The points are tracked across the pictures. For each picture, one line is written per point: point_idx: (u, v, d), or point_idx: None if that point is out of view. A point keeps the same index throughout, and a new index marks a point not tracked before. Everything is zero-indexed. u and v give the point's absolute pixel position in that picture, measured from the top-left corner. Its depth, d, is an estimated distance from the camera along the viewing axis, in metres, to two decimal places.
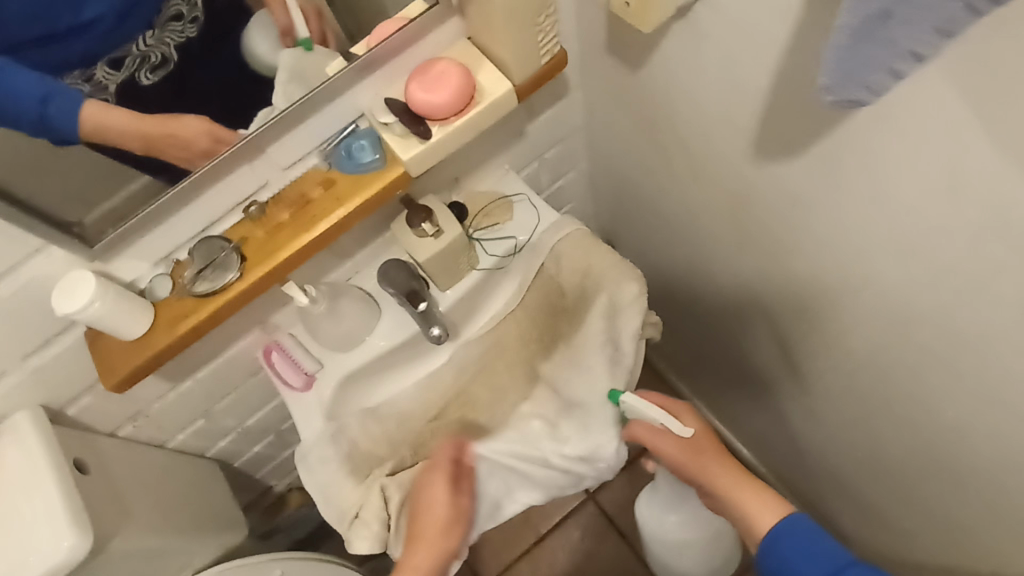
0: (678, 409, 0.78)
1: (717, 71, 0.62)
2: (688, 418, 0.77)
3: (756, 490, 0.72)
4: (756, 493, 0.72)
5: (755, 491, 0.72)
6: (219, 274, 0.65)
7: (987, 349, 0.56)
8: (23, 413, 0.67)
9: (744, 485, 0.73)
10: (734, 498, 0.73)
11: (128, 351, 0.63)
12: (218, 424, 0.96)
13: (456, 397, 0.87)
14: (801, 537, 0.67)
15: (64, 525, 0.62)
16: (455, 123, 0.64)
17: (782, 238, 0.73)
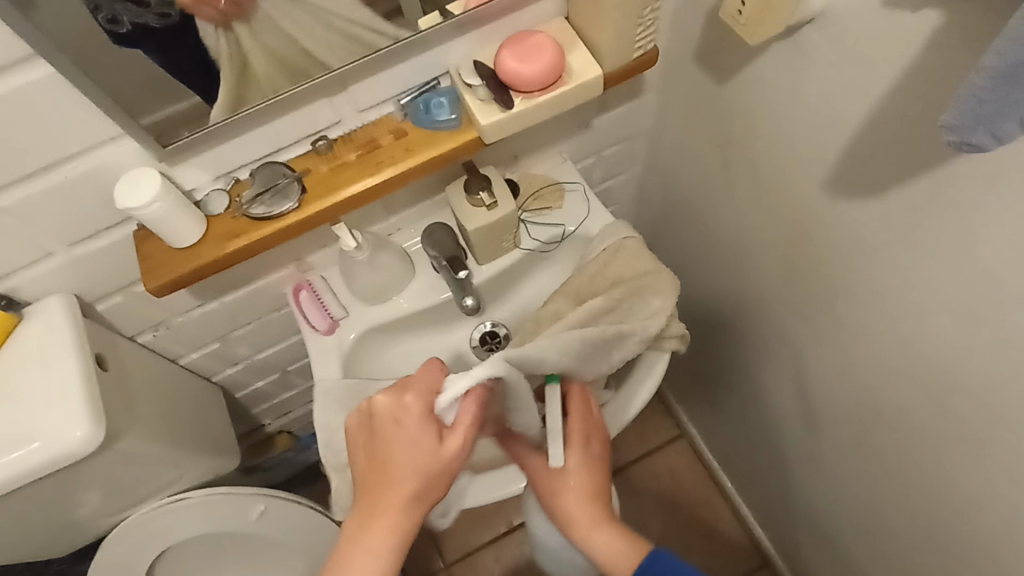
0: (574, 436, 0.71)
1: (810, 98, 0.62)
2: (578, 435, 0.71)
3: (606, 526, 0.70)
4: (613, 534, 0.70)
5: (602, 532, 0.70)
6: (277, 200, 0.64)
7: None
8: (57, 297, 0.67)
9: (586, 526, 0.70)
10: (575, 535, 0.71)
11: (174, 258, 0.63)
12: (232, 351, 0.96)
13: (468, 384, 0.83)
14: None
15: (79, 413, 0.62)
16: (539, 99, 0.64)
17: (832, 276, 0.72)
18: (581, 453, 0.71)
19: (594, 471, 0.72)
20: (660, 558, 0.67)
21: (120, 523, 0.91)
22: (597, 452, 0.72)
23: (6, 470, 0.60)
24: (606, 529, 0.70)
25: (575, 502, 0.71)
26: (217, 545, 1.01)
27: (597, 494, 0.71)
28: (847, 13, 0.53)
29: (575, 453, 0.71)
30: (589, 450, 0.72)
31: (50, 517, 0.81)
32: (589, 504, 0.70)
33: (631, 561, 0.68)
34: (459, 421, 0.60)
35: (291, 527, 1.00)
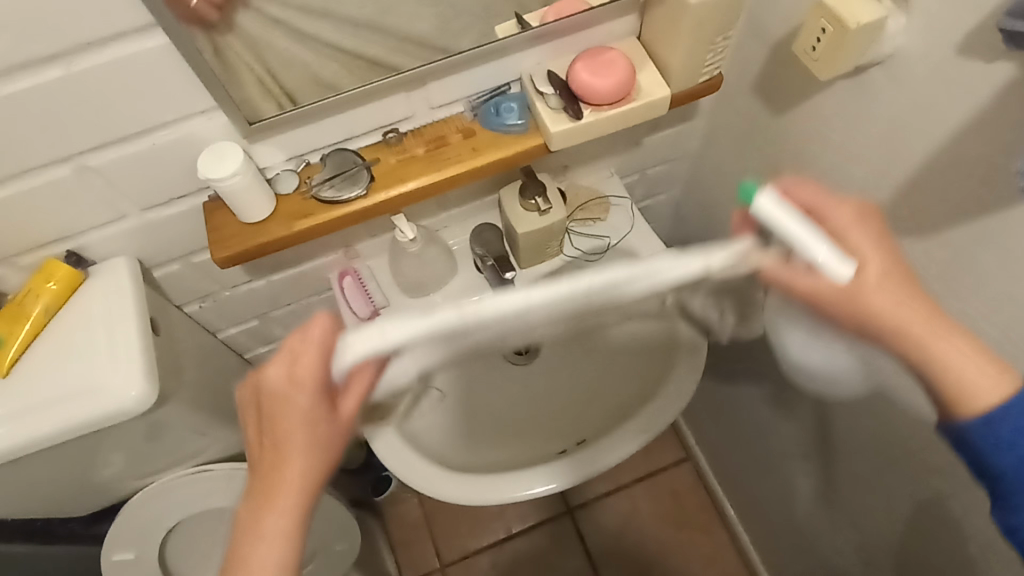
0: (848, 227, 0.52)
1: (869, 135, 0.64)
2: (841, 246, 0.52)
3: (935, 320, 0.49)
4: (961, 343, 0.48)
5: (944, 339, 0.49)
6: (347, 185, 0.67)
7: None
8: (123, 260, 0.70)
9: (927, 333, 0.49)
10: (910, 346, 0.50)
11: (243, 231, 0.66)
12: (268, 330, 0.98)
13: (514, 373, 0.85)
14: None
15: (134, 373, 0.64)
16: (607, 113, 0.66)
17: None
18: (869, 241, 0.51)
19: (902, 277, 0.50)
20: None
21: (144, 488, 0.92)
22: (888, 253, 0.51)
23: (58, 422, 0.62)
24: (950, 329, 0.49)
25: (894, 304, 0.49)
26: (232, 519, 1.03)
27: (917, 301, 0.50)
28: (917, 59, 0.55)
29: (874, 261, 0.51)
30: (891, 263, 0.51)
31: (81, 474, 0.83)
32: (911, 289, 0.50)
33: (993, 391, 0.46)
34: (359, 387, 0.57)
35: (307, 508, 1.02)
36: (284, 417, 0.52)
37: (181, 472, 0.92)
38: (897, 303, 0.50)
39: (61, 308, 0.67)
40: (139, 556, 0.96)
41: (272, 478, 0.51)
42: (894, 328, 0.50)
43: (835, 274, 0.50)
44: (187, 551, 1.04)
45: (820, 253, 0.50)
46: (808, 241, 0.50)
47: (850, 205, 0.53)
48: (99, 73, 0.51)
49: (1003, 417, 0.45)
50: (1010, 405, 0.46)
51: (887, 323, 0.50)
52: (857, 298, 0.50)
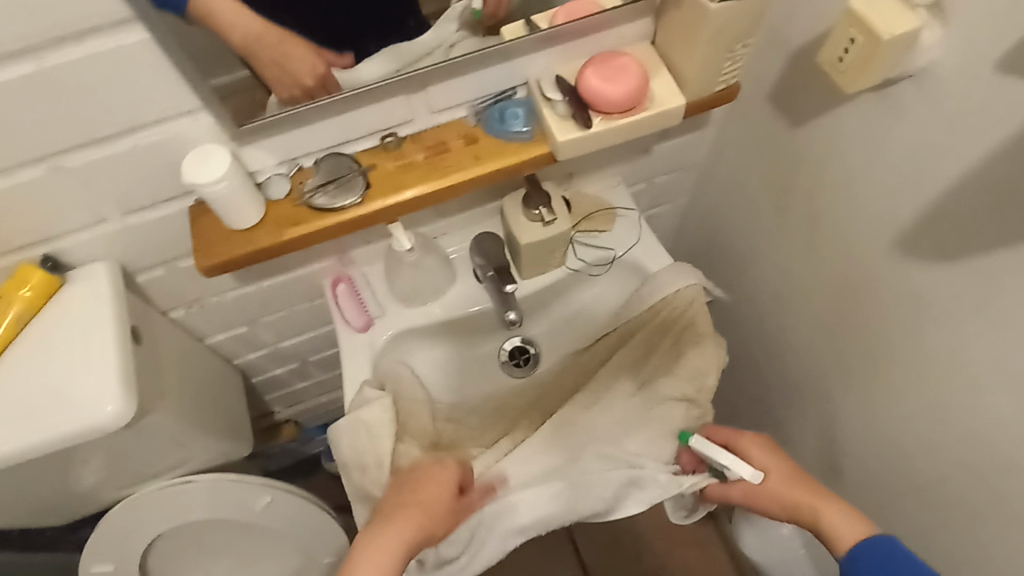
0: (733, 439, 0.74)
1: (895, 153, 0.61)
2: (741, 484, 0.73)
3: (818, 496, 0.68)
4: (840, 511, 0.66)
5: (835, 510, 0.66)
6: (341, 193, 0.63)
7: None
8: (103, 265, 0.66)
9: (819, 502, 0.67)
10: (809, 523, 0.67)
11: (230, 240, 0.62)
12: (257, 336, 0.95)
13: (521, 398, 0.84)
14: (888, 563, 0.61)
15: (113, 386, 0.60)
16: (618, 122, 0.63)
17: (884, 335, 0.71)
18: (771, 461, 0.71)
19: (787, 475, 0.70)
20: (885, 541, 0.62)
21: (125, 498, 0.89)
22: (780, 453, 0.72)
23: (30, 437, 0.58)
24: (832, 503, 0.67)
25: (785, 489, 0.69)
26: (216, 531, 0.99)
27: (805, 486, 0.69)
28: (952, 74, 0.52)
29: (772, 477, 0.70)
30: (781, 463, 0.71)
31: (58, 485, 0.79)
32: (807, 491, 0.68)
33: (854, 533, 0.64)
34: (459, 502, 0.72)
35: (293, 522, 0.98)
36: (433, 487, 0.70)
37: (163, 483, 0.88)
38: (794, 503, 0.68)
39: (35, 315, 0.63)
40: (119, 568, 0.93)
41: (399, 513, 0.66)
42: (788, 505, 0.69)
43: (753, 481, 0.70)
44: (169, 562, 1.00)
45: (746, 471, 0.70)
46: (730, 466, 0.70)
47: (754, 437, 0.73)
48: (74, 69, 0.48)
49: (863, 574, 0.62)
50: (870, 543, 0.63)
51: (773, 507, 0.70)
52: (763, 496, 0.70)
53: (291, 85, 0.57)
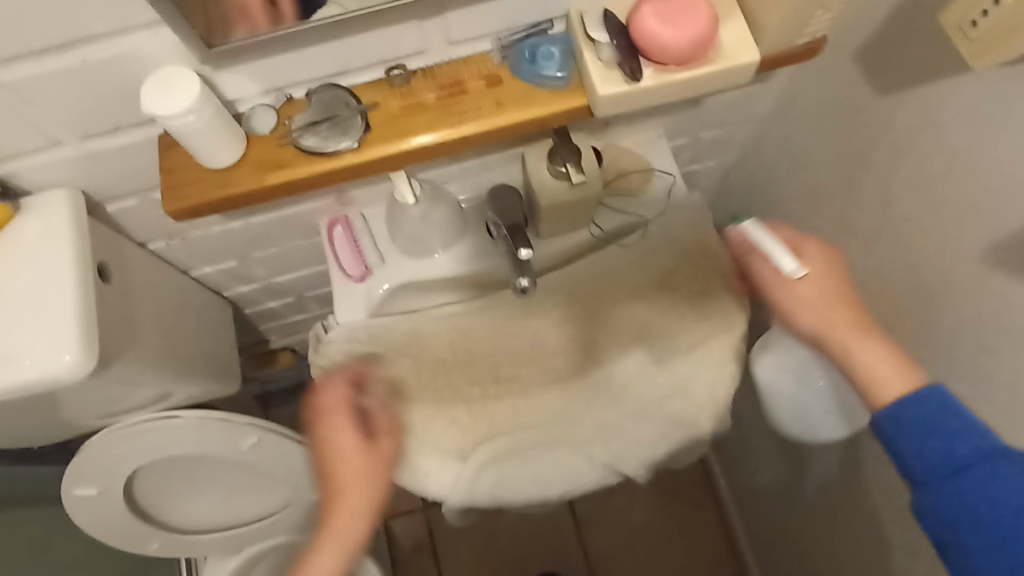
0: (800, 241, 0.62)
1: (1007, 145, 0.50)
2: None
3: (861, 333, 0.57)
4: (881, 355, 0.55)
5: (867, 341, 0.56)
6: (335, 134, 0.53)
7: None
8: (62, 192, 0.58)
9: (850, 334, 0.57)
10: (836, 340, 0.57)
11: (202, 180, 0.53)
12: (249, 270, 0.88)
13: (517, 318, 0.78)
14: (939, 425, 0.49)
15: (71, 336, 0.54)
16: (674, 76, 0.51)
17: (944, 346, 0.62)
18: (818, 285, 0.60)
19: (835, 284, 0.59)
20: (931, 405, 0.50)
21: (106, 428, 0.86)
22: (835, 276, 0.60)
23: None
24: (868, 344, 0.56)
25: (824, 307, 0.59)
26: (202, 461, 0.97)
27: (849, 321, 0.57)
28: None
29: (811, 289, 0.60)
30: (828, 283, 0.60)
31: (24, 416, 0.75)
32: (858, 326, 0.57)
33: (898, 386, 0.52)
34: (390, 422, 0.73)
35: (282, 459, 0.96)
36: (335, 442, 0.70)
37: (147, 417, 0.85)
38: (832, 314, 0.58)
39: None
40: (103, 492, 0.91)
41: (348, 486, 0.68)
42: (824, 322, 0.58)
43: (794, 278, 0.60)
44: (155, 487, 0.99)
45: (787, 263, 0.59)
46: (774, 250, 0.60)
47: (818, 247, 0.61)
48: None
49: (921, 451, 0.49)
50: (917, 396, 0.51)
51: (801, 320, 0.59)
52: (791, 292, 0.60)
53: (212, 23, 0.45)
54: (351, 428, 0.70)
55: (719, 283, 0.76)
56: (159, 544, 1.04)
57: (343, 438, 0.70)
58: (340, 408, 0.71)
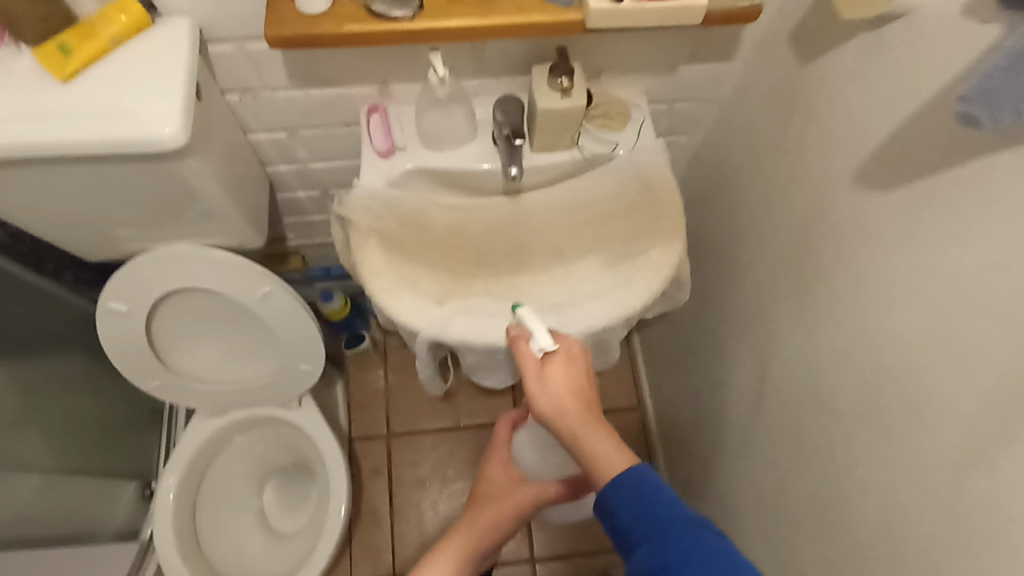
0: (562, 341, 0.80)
1: (871, 90, 0.69)
2: (504, 457, 0.94)
3: (590, 421, 0.72)
4: (604, 439, 0.71)
5: (594, 431, 0.71)
6: (397, 6, 0.73)
7: (925, 408, 0.65)
8: (186, 20, 0.77)
9: (584, 421, 0.72)
10: (569, 440, 0.72)
11: (294, 20, 0.73)
12: (292, 148, 1.06)
13: (501, 223, 1.00)
14: (645, 506, 0.66)
15: (174, 114, 0.72)
16: (645, 5, 0.71)
17: (824, 261, 0.80)
18: (564, 364, 0.77)
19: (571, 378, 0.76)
20: (642, 472, 0.68)
21: (148, 252, 1.02)
22: (580, 364, 0.78)
23: (104, 135, 0.70)
24: (601, 432, 0.71)
25: (565, 390, 0.75)
26: (214, 308, 1.13)
27: (579, 399, 0.74)
28: (928, 16, 0.60)
29: (555, 369, 0.76)
30: (571, 366, 0.77)
31: (94, 214, 0.92)
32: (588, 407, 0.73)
33: (615, 464, 0.69)
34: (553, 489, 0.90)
35: (285, 318, 1.12)
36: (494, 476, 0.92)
37: (185, 245, 1.02)
38: (565, 406, 0.73)
39: (125, 42, 0.74)
40: (130, 312, 1.06)
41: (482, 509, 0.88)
42: (560, 406, 0.73)
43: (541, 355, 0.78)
44: (170, 327, 1.14)
45: (543, 341, 0.78)
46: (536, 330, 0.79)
47: (572, 340, 0.79)
48: None
49: (624, 507, 0.66)
50: (627, 473, 0.67)
51: (547, 398, 0.74)
52: (543, 377, 0.76)
53: None
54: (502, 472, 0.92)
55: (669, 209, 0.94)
56: (159, 383, 1.19)
57: (492, 467, 0.93)
58: (503, 447, 0.95)
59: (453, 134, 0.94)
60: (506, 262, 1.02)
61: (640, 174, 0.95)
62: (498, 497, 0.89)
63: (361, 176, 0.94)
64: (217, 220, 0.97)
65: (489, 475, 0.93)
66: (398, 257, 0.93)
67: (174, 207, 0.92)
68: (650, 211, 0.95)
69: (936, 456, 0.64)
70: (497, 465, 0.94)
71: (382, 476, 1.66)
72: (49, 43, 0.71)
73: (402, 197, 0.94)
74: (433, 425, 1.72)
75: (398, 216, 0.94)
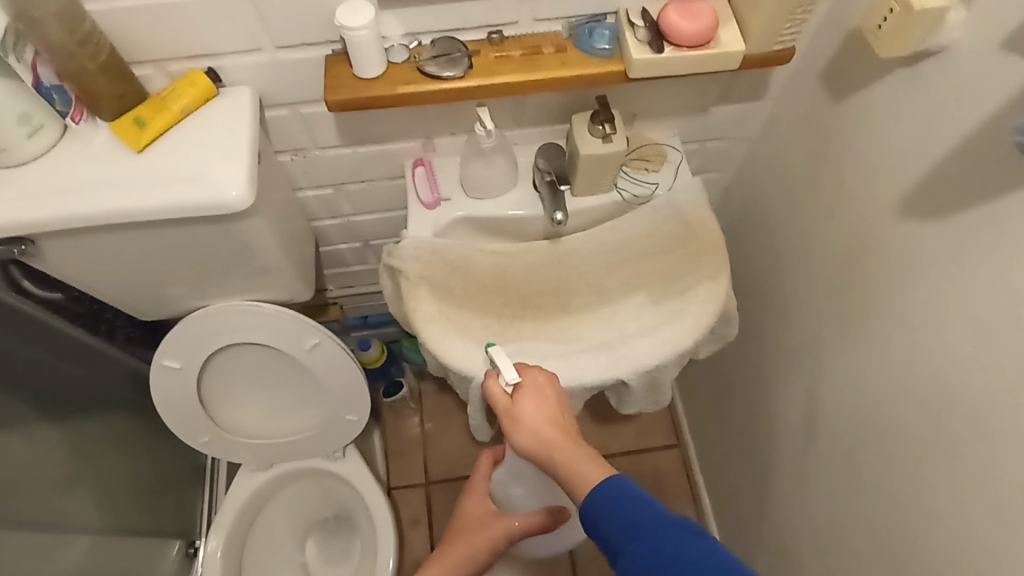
0: (529, 370, 0.83)
1: (911, 122, 0.71)
2: (481, 491, 1.01)
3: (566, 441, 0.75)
4: (583, 457, 0.73)
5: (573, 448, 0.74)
6: (448, 66, 0.77)
7: (996, 433, 0.65)
8: (247, 88, 0.82)
9: (560, 442, 0.75)
10: (550, 460, 0.75)
11: (351, 85, 0.77)
12: (338, 203, 1.10)
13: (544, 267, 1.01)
14: (620, 509, 0.66)
15: (241, 178, 0.75)
16: (686, 54, 0.75)
17: (874, 290, 0.81)
18: (531, 395, 0.79)
19: (541, 405, 0.79)
20: (618, 481, 0.68)
21: (202, 308, 1.05)
22: (549, 392, 0.80)
23: (176, 200, 0.74)
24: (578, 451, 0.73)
25: (535, 418, 0.77)
26: (263, 362, 1.15)
27: (553, 423, 0.77)
28: (967, 51, 0.62)
29: (523, 400, 0.79)
30: (539, 395, 0.80)
31: (154, 276, 0.95)
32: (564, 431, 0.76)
33: (592, 477, 0.70)
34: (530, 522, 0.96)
35: (332, 369, 1.14)
36: (472, 507, 1.00)
37: (239, 300, 1.04)
38: (538, 432, 0.76)
39: (193, 112, 0.79)
40: (183, 369, 1.09)
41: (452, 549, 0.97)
42: (534, 431, 0.77)
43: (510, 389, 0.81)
44: (219, 381, 1.16)
45: (509, 376, 0.81)
46: (503, 366, 0.82)
47: (538, 370, 0.81)
48: None
49: (605, 513, 0.66)
50: (604, 484, 0.68)
51: (521, 426, 0.77)
52: (512, 410, 0.79)
53: None
54: (479, 504, 1.00)
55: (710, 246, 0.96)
56: (208, 438, 1.20)
57: (469, 498, 1.01)
58: (479, 482, 1.01)
59: (497, 183, 0.97)
60: (549, 304, 1.01)
61: (680, 213, 0.97)
62: (470, 531, 0.97)
63: (410, 228, 0.97)
64: (271, 277, 1.01)
65: (466, 508, 1.00)
66: (446, 304, 0.95)
67: (233, 267, 0.95)
68: (691, 249, 0.97)
69: (1011, 482, 0.63)
70: (475, 499, 1.00)
71: (422, 525, 1.64)
72: (125, 118, 0.76)
73: (447, 244, 0.96)
74: (470, 471, 1.70)
75: (445, 263, 0.96)
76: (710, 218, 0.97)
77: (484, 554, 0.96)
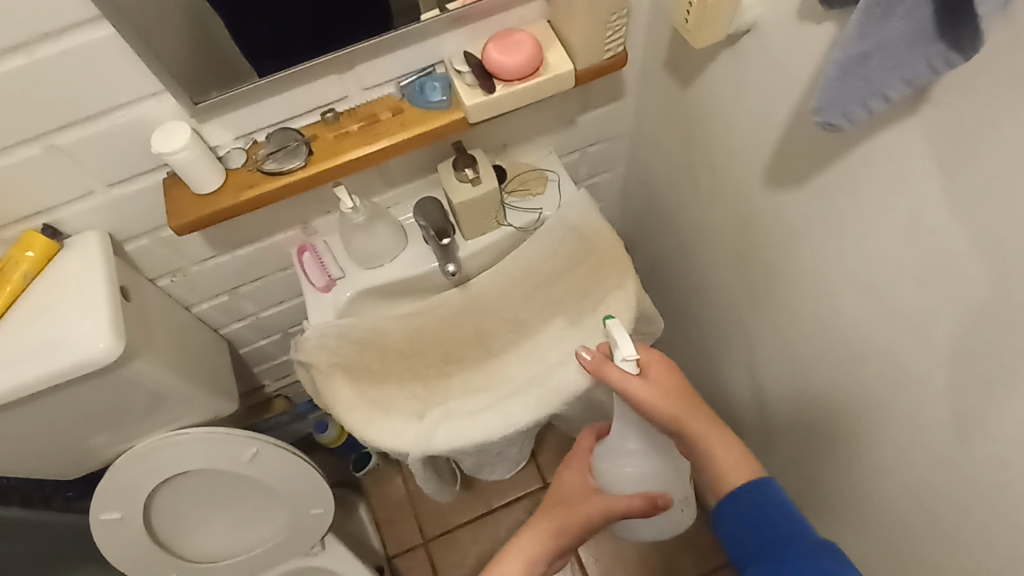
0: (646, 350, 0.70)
1: (748, 98, 0.71)
2: (580, 465, 0.83)
3: (710, 428, 0.67)
4: (727, 447, 0.66)
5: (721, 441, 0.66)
6: (287, 159, 0.75)
7: (905, 383, 0.65)
8: (93, 232, 0.79)
9: (704, 432, 0.67)
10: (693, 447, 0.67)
11: (193, 205, 0.74)
12: (239, 306, 1.06)
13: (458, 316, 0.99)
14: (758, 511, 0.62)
15: (104, 327, 0.72)
16: (517, 87, 0.74)
17: (770, 262, 0.81)
18: (662, 379, 0.68)
19: (676, 388, 0.68)
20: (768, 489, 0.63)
21: (125, 452, 1.00)
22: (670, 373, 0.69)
23: (39, 370, 0.70)
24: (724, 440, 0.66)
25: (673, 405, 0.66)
26: (209, 482, 1.11)
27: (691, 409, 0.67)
28: (773, 27, 0.62)
29: (646, 387, 0.66)
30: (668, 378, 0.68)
31: (59, 439, 0.91)
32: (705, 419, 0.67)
33: (743, 473, 0.64)
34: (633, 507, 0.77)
35: (279, 470, 1.10)
36: (566, 481, 0.82)
37: (161, 434, 1.00)
38: (677, 419, 0.66)
39: (39, 275, 0.75)
40: (125, 517, 1.04)
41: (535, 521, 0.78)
42: (674, 418, 0.66)
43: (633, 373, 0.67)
44: (170, 514, 1.11)
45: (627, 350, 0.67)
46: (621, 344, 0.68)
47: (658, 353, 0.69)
48: (55, 62, 0.61)
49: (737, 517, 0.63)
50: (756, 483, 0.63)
51: (657, 412, 0.66)
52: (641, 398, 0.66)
53: (206, 93, 0.69)
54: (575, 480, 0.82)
55: (610, 254, 0.95)
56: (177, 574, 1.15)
57: (565, 467, 0.84)
58: (577, 452, 0.84)
59: (385, 251, 0.94)
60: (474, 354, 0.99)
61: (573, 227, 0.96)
62: (564, 504, 0.79)
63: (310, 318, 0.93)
64: (186, 403, 0.97)
65: (561, 482, 0.83)
66: (362, 384, 0.92)
67: (139, 407, 0.91)
68: (593, 262, 0.96)
69: (934, 427, 0.63)
70: (571, 473, 0.83)
71: None
72: None
73: (353, 325, 0.92)
74: (464, 517, 1.67)
75: (354, 346, 0.93)
76: (604, 226, 0.96)
77: (577, 533, 0.76)
